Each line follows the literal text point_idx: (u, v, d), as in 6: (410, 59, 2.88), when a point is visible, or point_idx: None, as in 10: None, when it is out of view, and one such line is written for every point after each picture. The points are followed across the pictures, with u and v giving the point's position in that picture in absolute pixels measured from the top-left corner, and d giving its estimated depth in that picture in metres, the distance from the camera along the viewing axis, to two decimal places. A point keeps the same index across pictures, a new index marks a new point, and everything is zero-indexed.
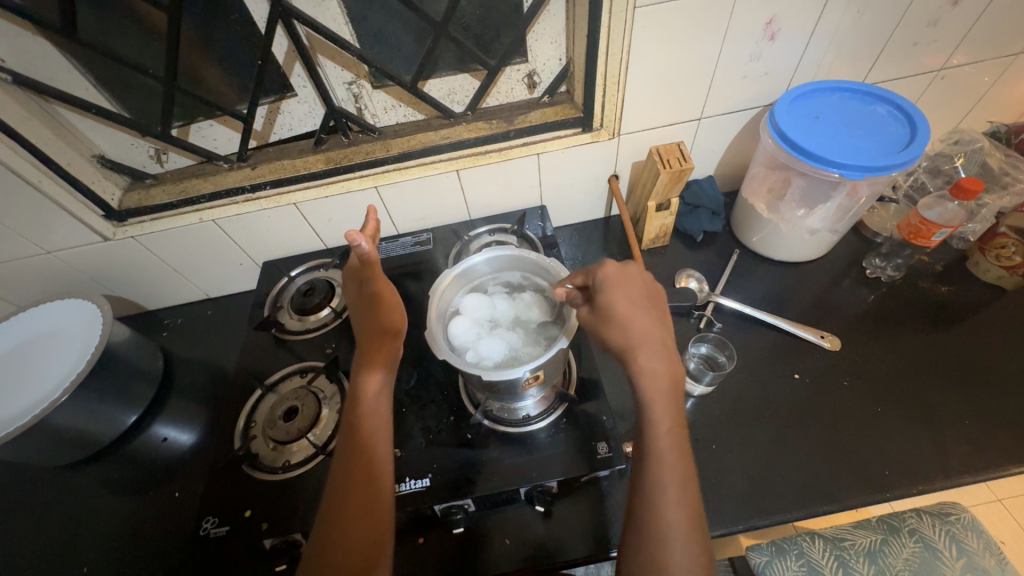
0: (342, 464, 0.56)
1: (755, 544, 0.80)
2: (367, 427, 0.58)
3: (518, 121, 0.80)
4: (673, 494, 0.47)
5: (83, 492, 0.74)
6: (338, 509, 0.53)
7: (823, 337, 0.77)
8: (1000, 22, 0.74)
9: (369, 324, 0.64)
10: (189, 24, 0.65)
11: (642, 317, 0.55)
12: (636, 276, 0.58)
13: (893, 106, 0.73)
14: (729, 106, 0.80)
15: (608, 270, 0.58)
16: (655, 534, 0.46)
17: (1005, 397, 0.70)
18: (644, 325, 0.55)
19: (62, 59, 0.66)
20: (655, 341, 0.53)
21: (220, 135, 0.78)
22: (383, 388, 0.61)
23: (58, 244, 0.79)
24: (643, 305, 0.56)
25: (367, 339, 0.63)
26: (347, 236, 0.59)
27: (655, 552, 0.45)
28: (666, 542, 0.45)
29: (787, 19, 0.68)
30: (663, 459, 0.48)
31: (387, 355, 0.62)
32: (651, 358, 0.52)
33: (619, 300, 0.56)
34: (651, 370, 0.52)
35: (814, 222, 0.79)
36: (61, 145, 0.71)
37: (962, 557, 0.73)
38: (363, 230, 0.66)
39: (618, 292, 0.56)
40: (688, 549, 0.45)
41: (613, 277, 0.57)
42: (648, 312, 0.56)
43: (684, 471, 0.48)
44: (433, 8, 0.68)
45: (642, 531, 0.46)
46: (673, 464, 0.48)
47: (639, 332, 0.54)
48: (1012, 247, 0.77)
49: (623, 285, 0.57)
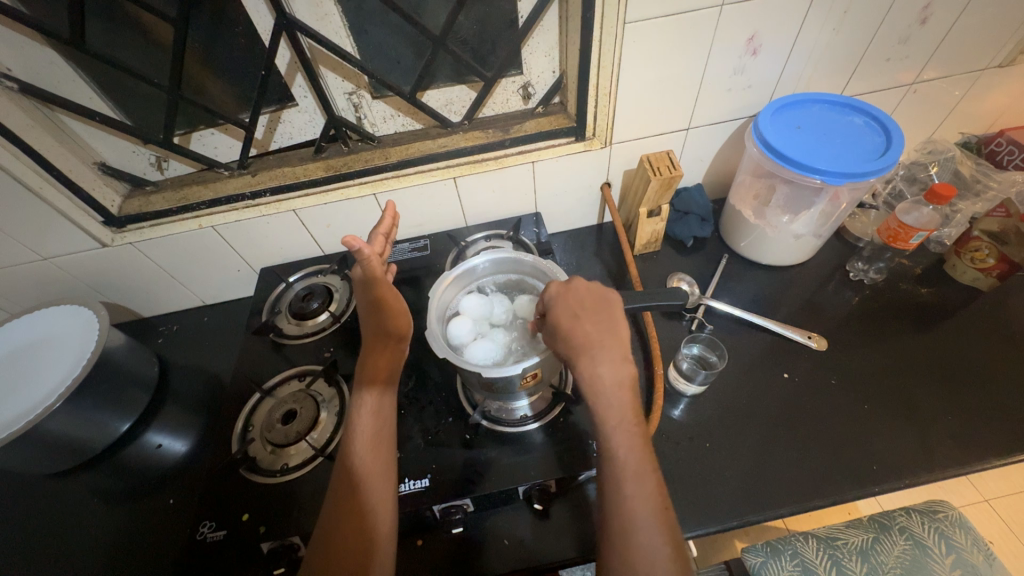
0: (344, 462, 0.57)
1: (751, 545, 0.80)
2: (370, 426, 0.60)
3: (514, 130, 0.82)
4: (632, 493, 0.50)
5: (74, 501, 0.73)
6: (340, 506, 0.54)
7: (810, 337, 0.79)
8: (966, 40, 0.79)
9: (372, 327, 0.66)
10: (195, 36, 0.67)
11: (585, 326, 0.57)
12: (579, 291, 0.60)
13: (868, 116, 0.77)
14: (715, 116, 0.84)
15: (551, 290, 0.61)
16: (621, 535, 0.48)
17: (985, 394, 0.72)
18: (589, 333, 0.56)
19: (67, 68, 0.67)
20: (593, 347, 0.56)
21: (221, 143, 0.80)
22: (386, 391, 0.63)
23: (57, 250, 0.79)
24: (587, 315, 0.58)
25: (371, 343, 0.65)
26: (347, 241, 0.57)
27: (623, 554, 0.47)
28: (632, 540, 0.48)
29: (768, 35, 0.72)
30: (617, 461, 0.51)
31: (391, 359, 0.65)
32: (593, 363, 0.55)
33: (562, 313, 0.58)
34: (593, 376, 0.55)
35: (799, 226, 0.82)
36: (64, 152, 0.72)
37: (952, 553, 0.74)
38: (377, 227, 0.69)
39: (565, 304, 0.59)
40: (653, 545, 0.47)
41: (557, 295, 0.60)
42: (592, 317, 0.58)
43: (640, 467, 0.51)
44: (433, 22, 0.70)
45: (610, 535, 0.49)
46: (627, 463, 0.51)
47: (582, 341, 0.56)
48: (986, 250, 0.81)
49: (570, 297, 0.59)
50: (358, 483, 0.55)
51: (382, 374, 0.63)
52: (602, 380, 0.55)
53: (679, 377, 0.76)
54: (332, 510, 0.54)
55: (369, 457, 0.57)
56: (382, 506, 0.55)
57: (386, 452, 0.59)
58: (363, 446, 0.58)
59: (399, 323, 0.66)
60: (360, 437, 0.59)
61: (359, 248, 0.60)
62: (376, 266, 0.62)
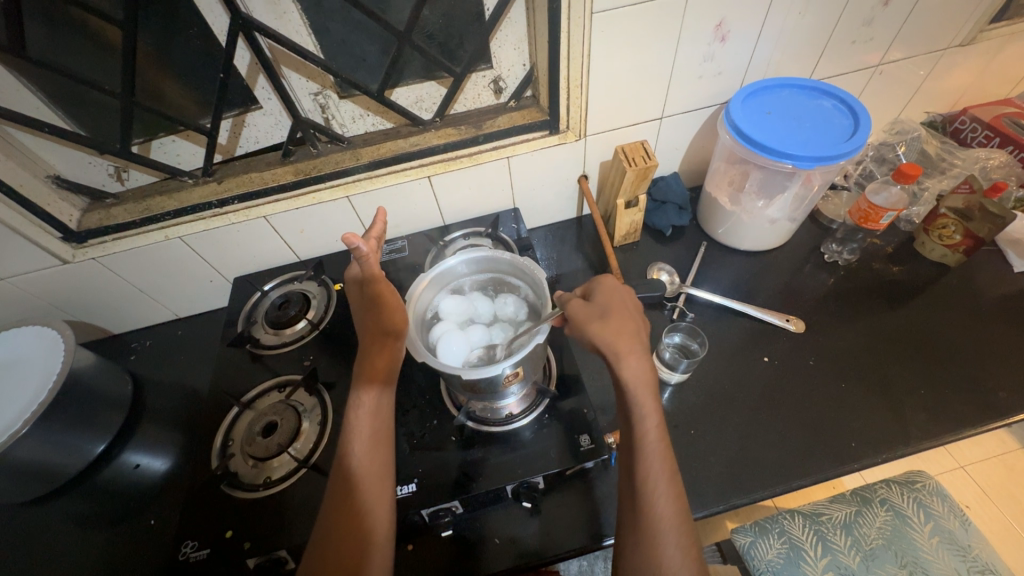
0: (342, 462, 0.56)
1: (740, 525, 0.82)
2: (368, 427, 0.59)
3: (487, 126, 0.81)
4: (662, 493, 0.51)
5: (49, 528, 0.71)
6: (339, 506, 0.54)
7: (788, 320, 0.81)
8: (928, 21, 0.80)
9: (371, 325, 0.62)
10: (146, 38, 0.64)
11: (632, 322, 0.57)
12: (627, 292, 0.61)
13: (837, 100, 0.78)
14: (688, 104, 0.84)
15: (605, 281, 0.62)
16: (651, 533, 0.49)
17: (955, 366, 0.74)
18: (630, 327, 0.56)
19: (10, 77, 0.64)
20: (637, 344, 0.56)
21: (184, 151, 0.77)
22: (383, 391, 0.61)
23: (14, 270, 0.75)
24: (632, 311, 0.58)
25: (369, 342, 0.62)
26: (346, 240, 0.54)
27: (652, 552, 0.49)
28: (660, 539, 0.49)
29: (735, 21, 0.72)
30: (648, 461, 0.52)
31: (390, 357, 0.62)
32: (633, 358, 0.55)
33: (614, 305, 0.58)
34: (636, 373, 0.54)
35: (774, 211, 0.83)
36: (12, 167, 0.68)
37: (930, 521, 0.77)
38: (369, 232, 0.66)
39: (611, 299, 0.59)
40: (679, 543, 0.49)
41: (607, 287, 0.61)
42: (634, 317, 0.58)
43: (668, 468, 0.52)
44: (396, 18, 0.69)
45: (639, 533, 0.50)
46: (660, 463, 0.52)
47: (627, 336, 0.56)
48: (952, 227, 0.83)
49: (616, 294, 0.60)
50: (357, 483, 0.55)
51: (380, 373, 0.61)
52: (642, 376, 0.54)
53: (662, 366, 0.76)
54: (332, 510, 0.54)
55: (368, 458, 0.57)
56: (379, 506, 0.54)
57: (384, 453, 0.58)
58: (362, 446, 0.57)
59: (397, 321, 0.61)
60: (359, 437, 0.58)
61: (358, 247, 0.56)
62: (374, 263, 0.59)
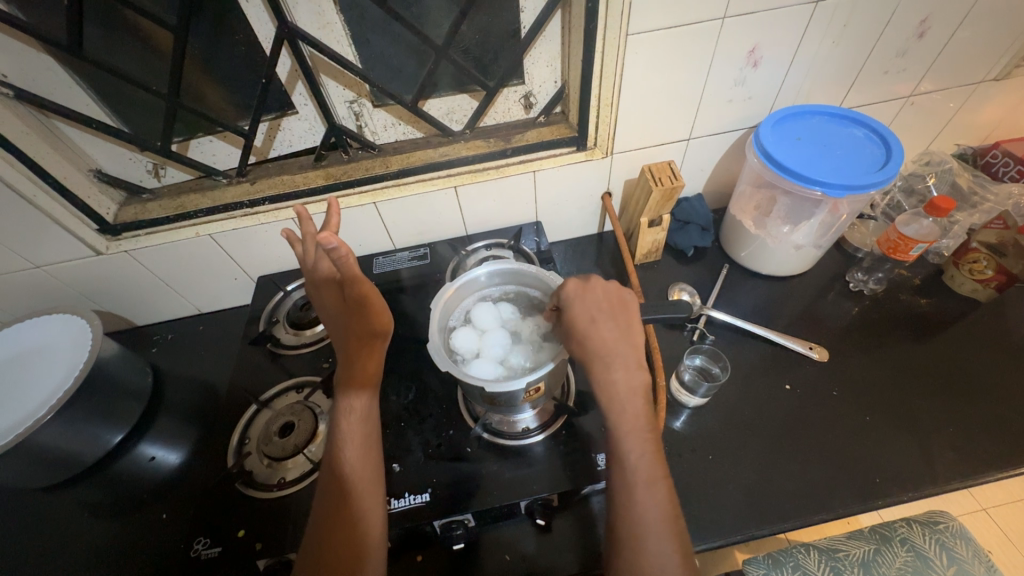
0: (333, 473, 0.56)
1: (753, 557, 0.79)
2: (359, 431, 0.59)
3: (516, 140, 0.82)
4: (645, 497, 0.51)
5: (63, 515, 0.71)
6: (329, 514, 0.53)
7: (811, 348, 0.79)
8: (963, 54, 0.80)
9: (355, 327, 0.63)
10: (195, 43, 0.67)
11: (602, 328, 0.57)
12: (597, 291, 0.59)
13: (868, 129, 0.78)
14: (716, 127, 0.84)
15: (569, 287, 0.60)
16: (633, 538, 0.50)
17: (983, 405, 0.72)
18: (605, 338, 0.56)
19: (64, 75, 0.66)
20: (614, 358, 0.55)
21: (220, 151, 0.79)
22: (373, 394, 0.62)
23: (51, 258, 0.78)
24: (605, 320, 0.57)
25: (356, 344, 0.63)
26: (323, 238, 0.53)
27: (634, 558, 0.49)
28: (642, 545, 0.49)
29: (768, 48, 0.73)
30: (628, 466, 0.52)
31: (377, 358, 0.64)
32: (608, 369, 0.55)
33: (580, 314, 0.57)
34: (613, 383, 0.55)
35: (800, 236, 0.82)
36: (59, 160, 0.71)
37: (953, 564, 0.74)
38: (328, 226, 0.61)
39: (583, 305, 0.58)
40: (663, 547, 0.49)
41: (573, 294, 0.59)
42: (609, 324, 0.57)
43: (649, 475, 0.52)
44: (435, 32, 0.70)
45: (620, 538, 0.50)
46: (637, 468, 0.52)
47: (598, 345, 0.56)
48: (984, 262, 0.81)
49: (586, 299, 0.59)
50: (348, 488, 0.55)
51: (370, 378, 0.62)
52: (617, 387, 0.55)
53: (681, 389, 0.75)
54: (325, 512, 0.54)
55: (360, 462, 0.57)
56: (372, 507, 0.54)
57: (376, 457, 0.58)
58: (355, 451, 0.57)
59: (383, 322, 0.64)
60: (351, 442, 0.58)
61: (335, 246, 0.56)
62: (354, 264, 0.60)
